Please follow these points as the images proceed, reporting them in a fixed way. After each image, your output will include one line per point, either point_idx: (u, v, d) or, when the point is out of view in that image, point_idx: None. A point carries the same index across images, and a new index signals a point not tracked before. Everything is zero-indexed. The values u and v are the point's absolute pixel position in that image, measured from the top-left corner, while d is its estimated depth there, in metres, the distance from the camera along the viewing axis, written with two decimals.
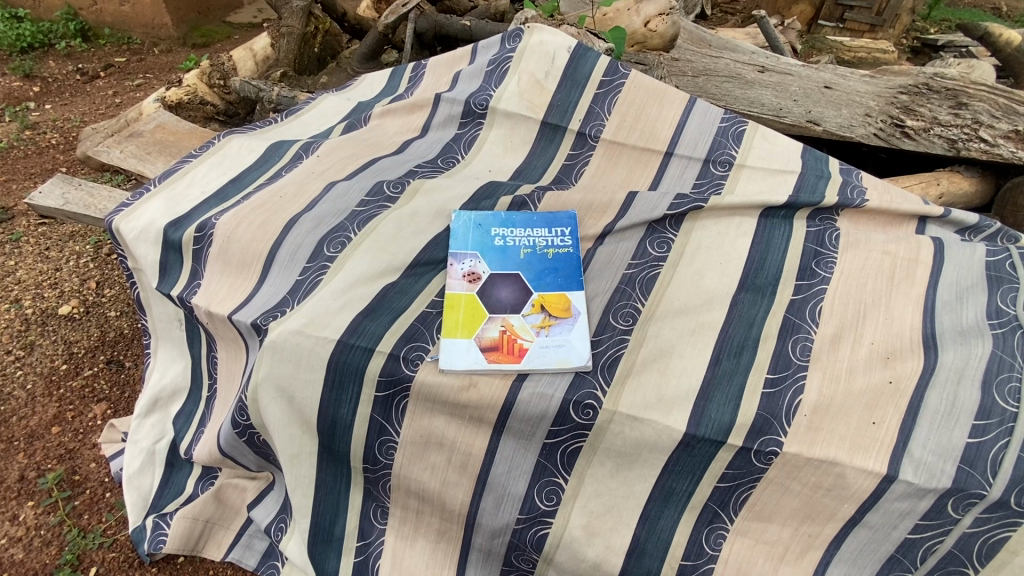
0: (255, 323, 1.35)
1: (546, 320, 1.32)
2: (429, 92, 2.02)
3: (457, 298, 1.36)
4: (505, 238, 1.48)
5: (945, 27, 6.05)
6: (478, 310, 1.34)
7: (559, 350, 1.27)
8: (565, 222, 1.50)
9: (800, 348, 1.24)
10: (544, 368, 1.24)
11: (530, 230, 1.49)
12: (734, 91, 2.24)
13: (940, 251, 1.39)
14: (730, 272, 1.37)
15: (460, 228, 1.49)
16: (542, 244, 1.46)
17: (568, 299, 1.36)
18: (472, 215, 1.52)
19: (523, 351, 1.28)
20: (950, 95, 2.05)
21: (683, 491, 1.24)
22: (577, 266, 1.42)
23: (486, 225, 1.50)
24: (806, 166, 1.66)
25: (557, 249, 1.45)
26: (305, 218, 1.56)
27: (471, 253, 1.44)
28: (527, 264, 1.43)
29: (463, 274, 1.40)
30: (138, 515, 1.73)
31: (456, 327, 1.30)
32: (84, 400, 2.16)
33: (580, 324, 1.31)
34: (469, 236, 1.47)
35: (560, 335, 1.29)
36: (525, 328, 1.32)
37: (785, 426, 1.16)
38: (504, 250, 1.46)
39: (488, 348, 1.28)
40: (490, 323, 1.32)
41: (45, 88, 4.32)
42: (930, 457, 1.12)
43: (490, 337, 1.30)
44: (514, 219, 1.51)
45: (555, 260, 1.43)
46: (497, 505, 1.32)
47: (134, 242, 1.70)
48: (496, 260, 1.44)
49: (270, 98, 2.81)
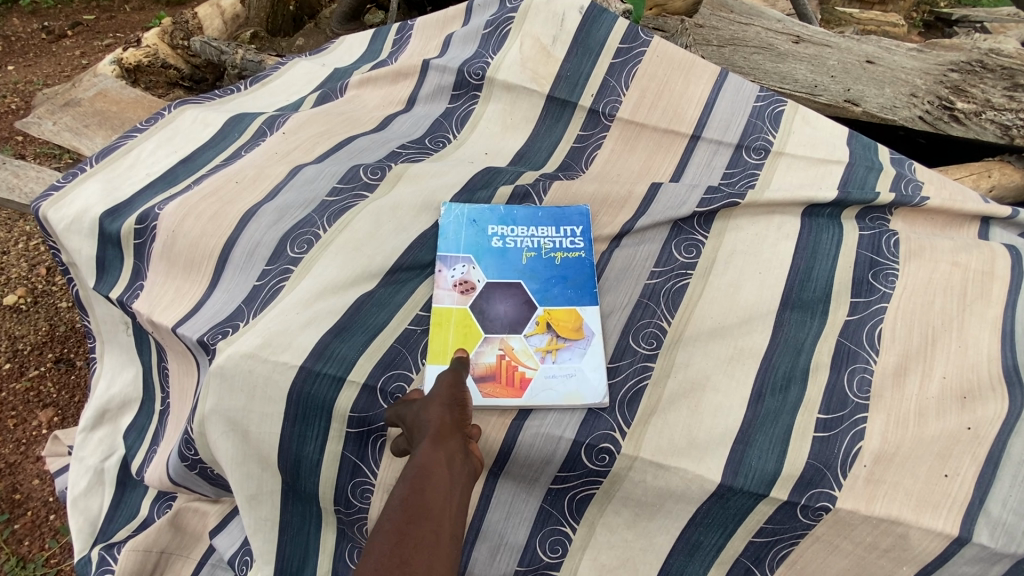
0: (202, 341, 1.12)
1: (552, 343, 1.11)
2: (416, 58, 1.74)
3: (445, 315, 1.13)
4: (503, 239, 1.25)
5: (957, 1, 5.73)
6: (470, 330, 1.12)
7: (568, 382, 1.05)
8: (576, 220, 1.27)
9: (857, 382, 1.03)
10: (548, 403, 1.04)
11: (534, 229, 1.26)
12: (765, 63, 1.96)
13: (1018, 263, 1.17)
14: (771, 285, 1.16)
15: (450, 225, 1.26)
16: (548, 246, 1.23)
17: (578, 315, 1.14)
18: (466, 208, 1.28)
19: (524, 382, 1.06)
20: (1007, 75, 1.83)
21: (711, 546, 1.05)
22: (590, 275, 1.19)
23: (482, 221, 1.26)
24: (855, 155, 1.42)
25: (566, 254, 1.22)
26: (265, 209, 1.32)
27: (463, 256, 1.21)
28: (530, 271, 1.21)
29: (453, 284, 1.18)
30: (84, 543, 1.53)
31: (443, 351, 1.09)
32: (28, 405, 1.93)
33: (593, 349, 1.10)
34: (461, 236, 1.24)
35: (569, 363, 1.08)
36: (527, 352, 1.10)
37: (841, 478, 0.97)
38: (503, 253, 1.23)
39: (482, 378, 1.06)
40: (486, 346, 1.10)
41: (5, 46, 3.94)
42: (1009, 517, 0.94)
43: (484, 363, 1.08)
44: (515, 215, 1.28)
45: (564, 268, 1.21)
46: (491, 556, 1.11)
47: (64, 233, 1.44)
48: (493, 266, 1.21)
49: (233, 61, 2.50)
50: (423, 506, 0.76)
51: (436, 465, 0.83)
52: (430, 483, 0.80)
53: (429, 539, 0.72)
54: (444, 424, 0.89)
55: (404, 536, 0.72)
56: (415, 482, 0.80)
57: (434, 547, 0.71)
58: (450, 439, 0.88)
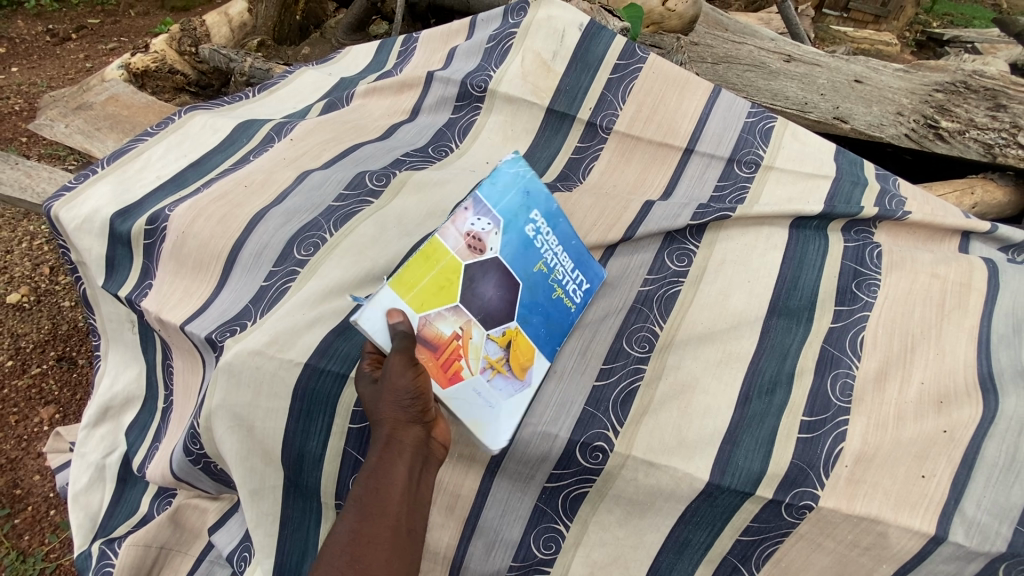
0: (210, 338, 1.16)
1: (502, 361, 1.06)
2: (420, 69, 1.80)
3: (437, 252, 1.06)
4: (538, 232, 1.15)
5: (947, 22, 5.87)
6: (448, 286, 1.05)
7: (484, 411, 1.02)
8: (591, 274, 1.21)
9: (840, 386, 1.08)
10: (456, 408, 1.01)
11: (561, 250, 1.18)
12: (757, 81, 2.05)
13: (995, 275, 1.23)
14: (759, 292, 1.21)
15: (507, 178, 1.14)
16: (560, 273, 1.16)
17: (534, 355, 1.10)
18: (532, 178, 1.17)
19: (456, 377, 1.02)
20: (989, 96, 1.90)
21: (700, 543, 1.09)
22: (565, 331, 1.15)
23: (533, 202, 1.16)
24: (841, 171, 1.48)
25: (565, 299, 1.16)
26: (273, 213, 1.36)
27: (497, 215, 1.11)
28: (532, 279, 1.12)
29: (467, 231, 1.08)
30: (84, 539, 1.55)
31: (409, 286, 1.02)
32: (30, 402, 1.96)
33: (523, 398, 1.06)
34: (508, 196, 1.13)
35: (497, 394, 1.04)
36: (478, 352, 1.05)
37: (823, 478, 1.01)
38: (527, 243, 1.13)
39: (427, 338, 1.02)
40: (450, 314, 1.04)
41: (10, 48, 3.98)
42: (983, 517, 0.99)
43: (439, 329, 1.03)
44: (559, 225, 1.19)
45: (554, 305, 1.14)
46: (486, 551, 1.16)
47: (75, 233, 1.48)
48: (511, 244, 1.11)
49: (240, 69, 2.55)
50: (378, 505, 0.81)
51: (393, 460, 0.85)
52: (387, 479, 0.83)
53: (382, 538, 0.78)
54: (402, 410, 0.88)
55: (359, 537, 0.77)
56: (371, 478, 0.83)
57: (388, 546, 0.78)
58: (408, 428, 0.88)
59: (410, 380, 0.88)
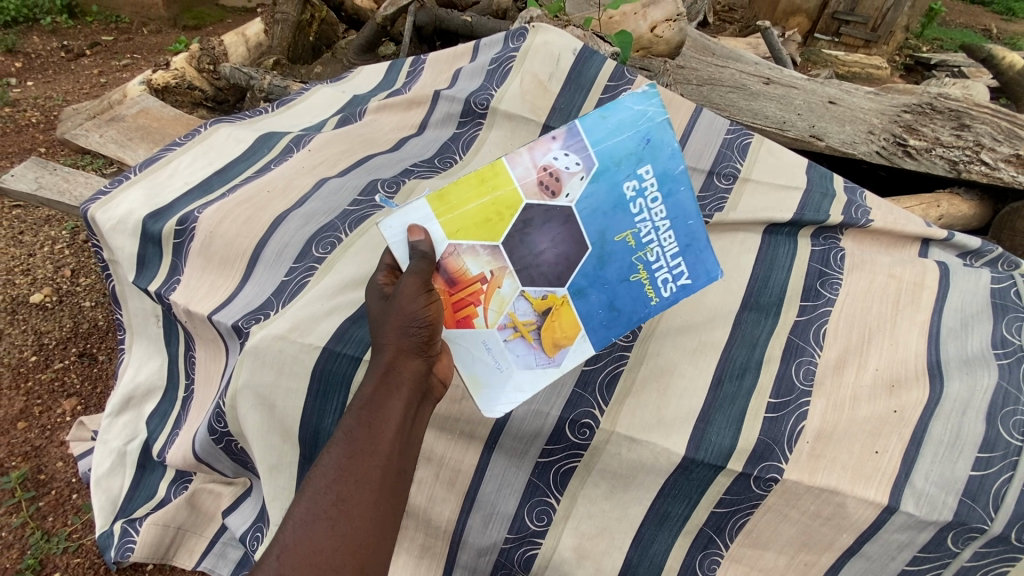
0: (236, 326, 1.28)
1: (531, 326, 0.93)
2: (427, 88, 1.96)
3: (494, 178, 0.91)
4: (641, 193, 0.92)
5: (938, 46, 5.95)
6: (495, 222, 0.91)
7: (490, 370, 0.93)
8: (698, 272, 0.93)
9: (803, 372, 1.21)
10: (460, 358, 0.94)
11: (663, 224, 0.93)
12: (739, 101, 2.22)
13: (946, 276, 1.36)
14: (733, 289, 1.33)
15: (626, 115, 0.92)
16: (652, 252, 0.93)
17: (576, 335, 0.94)
18: (660, 123, 0.92)
19: (469, 322, 0.93)
20: (953, 117, 2.04)
21: (678, 515, 1.20)
22: (632, 319, 0.94)
23: (651, 153, 0.92)
24: (812, 183, 1.61)
25: (648, 286, 0.94)
26: (293, 215, 1.50)
27: (592, 157, 0.92)
28: (610, 246, 0.93)
29: (544, 164, 0.92)
30: (106, 519, 1.65)
31: (451, 207, 0.91)
32: (53, 395, 2.07)
33: (541, 373, 0.93)
34: (618, 136, 0.92)
35: (512, 357, 0.93)
36: (503, 305, 0.93)
37: (787, 453, 1.13)
38: (621, 202, 0.92)
39: (450, 269, 0.91)
40: (483, 253, 0.92)
41: (27, 64, 4.16)
42: (930, 489, 1.10)
43: (467, 265, 0.92)
44: (679, 193, 0.92)
45: (629, 289, 0.94)
46: (484, 523, 1.27)
47: (110, 233, 1.61)
48: (599, 197, 0.92)
49: (260, 86, 2.72)
50: (369, 443, 0.78)
51: (389, 394, 0.83)
52: (381, 414, 0.81)
53: (370, 477, 0.76)
54: (406, 340, 0.86)
55: (346, 474, 0.75)
56: (365, 411, 0.81)
57: (376, 485, 0.76)
58: (409, 358, 0.86)
59: (420, 306, 0.86)
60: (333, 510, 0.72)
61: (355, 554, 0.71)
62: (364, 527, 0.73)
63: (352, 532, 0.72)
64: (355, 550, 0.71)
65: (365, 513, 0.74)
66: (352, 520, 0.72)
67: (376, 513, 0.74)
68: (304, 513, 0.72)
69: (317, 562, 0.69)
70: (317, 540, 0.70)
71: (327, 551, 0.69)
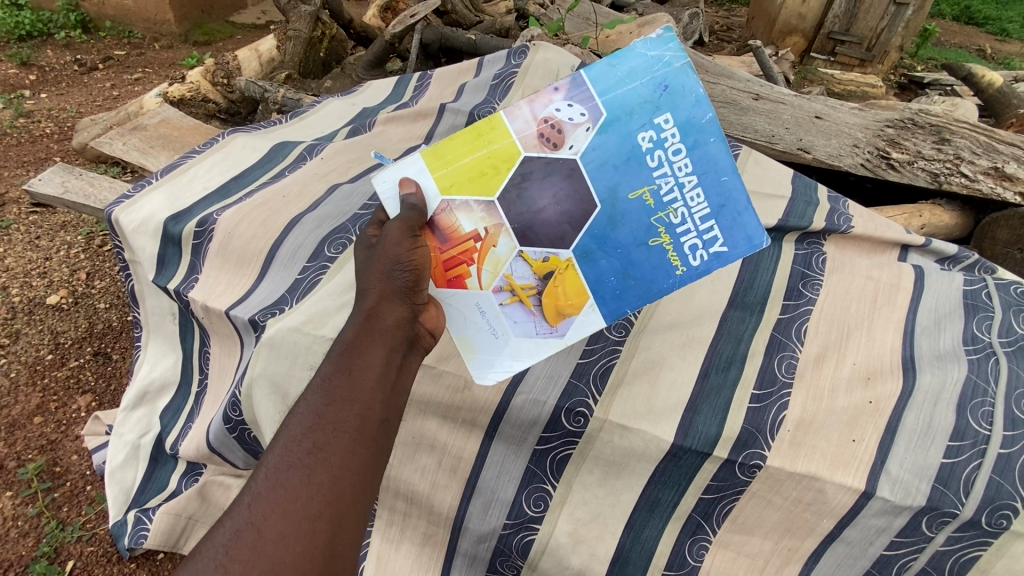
0: (253, 319, 1.37)
1: (525, 291, 0.95)
2: (433, 102, 2.07)
3: (489, 134, 0.96)
4: (659, 143, 0.92)
5: (932, 65, 5.97)
6: (490, 177, 0.95)
7: (486, 335, 0.97)
8: (736, 239, 0.90)
9: (785, 365, 1.29)
10: (453, 320, 0.98)
11: (686, 182, 0.92)
12: (729, 116, 2.33)
13: (921, 279, 1.45)
14: (720, 289, 1.42)
15: (638, 62, 0.93)
16: (675, 213, 0.93)
17: (581, 304, 0.95)
18: (679, 68, 0.91)
19: (463, 284, 0.97)
20: (934, 131, 2.14)
21: (668, 502, 1.26)
22: (651, 286, 0.94)
23: (669, 101, 0.91)
24: (797, 192, 1.70)
25: (670, 250, 0.93)
26: (307, 218, 1.60)
27: (599, 106, 0.93)
28: (623, 205, 0.94)
29: (547, 116, 0.94)
30: (120, 509, 1.71)
31: (447, 162, 0.96)
32: (69, 391, 2.14)
33: (537, 342, 0.96)
34: (631, 84, 0.92)
35: (508, 324, 0.96)
36: (499, 267, 0.96)
37: (769, 441, 1.20)
38: (636, 155, 0.93)
39: (443, 226, 0.96)
40: (477, 210, 0.96)
41: (42, 77, 4.31)
42: (905, 476, 1.15)
43: (460, 222, 0.96)
44: (706, 145, 0.91)
45: (648, 253, 0.94)
46: (484, 510, 1.33)
47: (132, 234, 1.71)
48: (609, 148, 0.93)
49: (275, 99, 2.84)
50: (345, 391, 0.81)
51: (368, 341, 0.86)
52: (358, 363, 0.84)
53: (347, 428, 0.79)
54: (387, 288, 0.91)
55: (321, 423, 0.79)
56: (346, 359, 0.84)
57: (352, 434, 0.79)
58: (393, 304, 0.90)
59: (405, 251, 0.91)
60: (308, 458, 0.76)
61: (330, 500, 0.74)
62: (339, 475, 0.76)
63: (326, 479, 0.75)
64: (329, 496, 0.74)
65: (340, 461, 0.77)
66: (327, 468, 0.75)
67: (351, 461, 0.77)
68: (279, 460, 0.76)
69: (292, 507, 0.72)
70: (290, 487, 0.73)
71: (301, 496, 0.73)
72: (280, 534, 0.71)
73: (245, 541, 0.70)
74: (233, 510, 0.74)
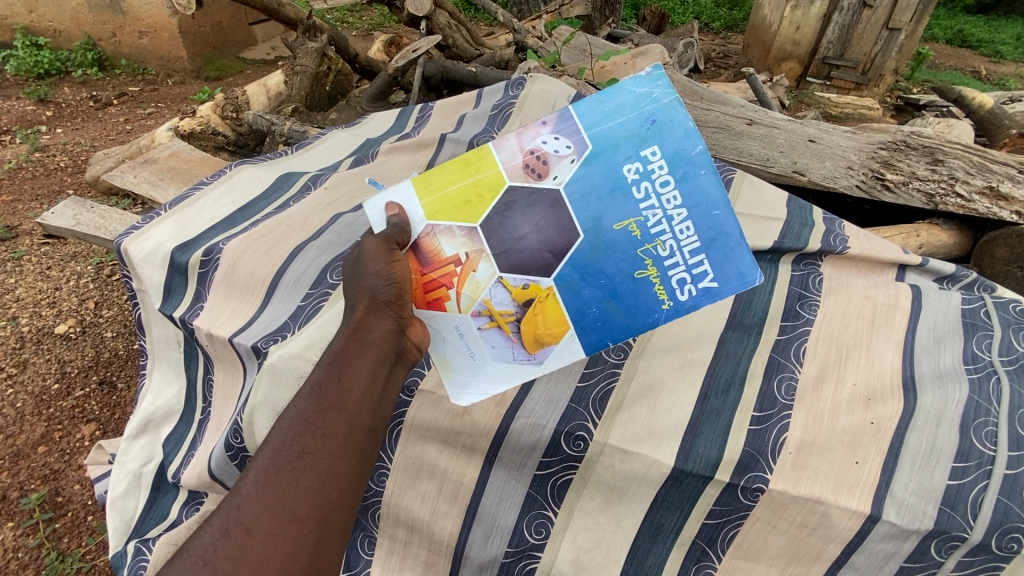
0: (257, 347, 1.38)
1: (503, 317, 0.95)
2: (435, 132, 2.15)
3: (477, 162, 0.98)
4: (647, 174, 0.91)
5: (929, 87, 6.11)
6: (475, 203, 0.97)
7: (466, 356, 0.98)
8: (729, 275, 0.88)
9: (785, 387, 1.29)
10: (432, 340, 0.99)
11: (674, 215, 0.91)
12: (723, 142, 2.40)
13: (918, 298, 1.46)
14: (718, 311, 1.43)
15: (626, 98, 0.93)
16: (663, 246, 0.91)
17: (562, 334, 0.94)
18: (668, 102, 0.91)
19: (441, 304, 0.98)
20: (927, 153, 2.16)
21: (671, 527, 1.24)
22: (633, 321, 0.92)
23: (657, 134, 0.91)
24: (792, 214, 1.72)
25: (656, 283, 0.91)
26: (310, 246, 1.65)
27: (586, 140, 0.93)
28: (608, 236, 0.93)
29: (531, 149, 0.95)
30: (120, 540, 1.61)
31: (434, 189, 0.98)
32: (74, 420, 2.16)
33: (513, 366, 0.96)
34: (618, 119, 0.93)
35: (486, 347, 0.97)
36: (478, 292, 0.96)
37: (771, 464, 1.19)
38: (621, 186, 0.92)
39: (425, 249, 0.98)
40: (459, 237, 0.97)
41: (58, 113, 4.48)
42: (911, 498, 1.13)
43: (442, 246, 0.98)
44: (697, 177, 0.89)
45: (634, 285, 0.92)
46: (485, 538, 1.32)
47: (140, 263, 1.76)
48: (593, 179, 0.93)
49: (281, 131, 2.92)
50: (334, 400, 0.85)
51: (356, 352, 0.91)
52: (347, 372, 0.88)
53: (337, 433, 0.83)
54: (372, 301, 0.94)
55: (309, 428, 0.82)
56: (336, 368, 0.88)
57: (340, 440, 0.83)
58: (379, 316, 0.94)
59: (383, 265, 0.95)
60: (297, 461, 0.79)
61: (319, 501, 0.78)
62: (326, 479, 0.79)
63: (314, 483, 0.78)
64: (317, 498, 0.78)
65: (328, 467, 0.80)
66: (316, 471, 0.79)
67: (339, 467, 0.81)
68: (268, 463, 0.79)
69: (282, 509, 0.75)
70: (279, 488, 0.77)
71: (290, 499, 0.76)
72: (269, 534, 0.73)
73: (233, 540, 0.73)
74: (219, 511, 0.76)
